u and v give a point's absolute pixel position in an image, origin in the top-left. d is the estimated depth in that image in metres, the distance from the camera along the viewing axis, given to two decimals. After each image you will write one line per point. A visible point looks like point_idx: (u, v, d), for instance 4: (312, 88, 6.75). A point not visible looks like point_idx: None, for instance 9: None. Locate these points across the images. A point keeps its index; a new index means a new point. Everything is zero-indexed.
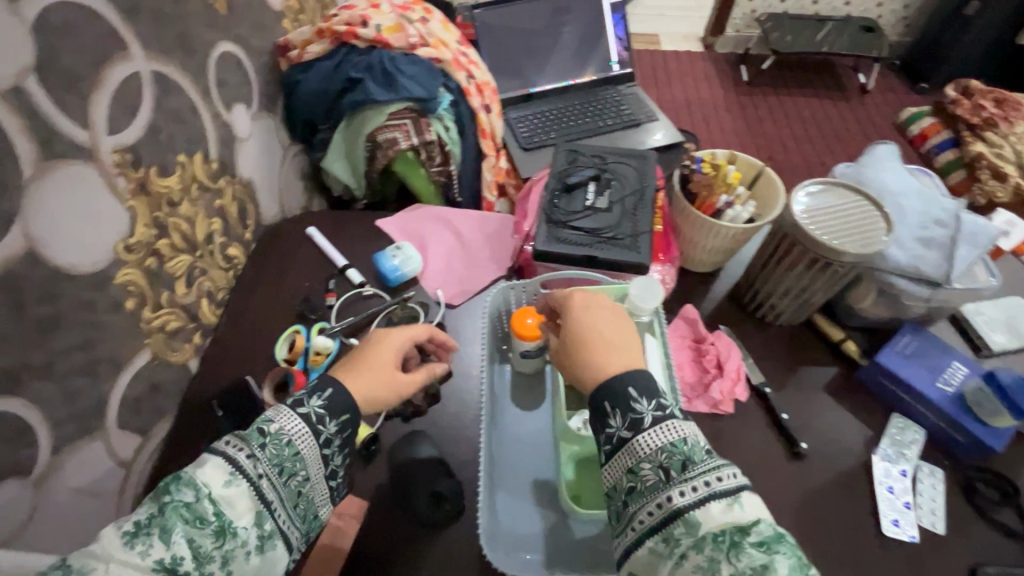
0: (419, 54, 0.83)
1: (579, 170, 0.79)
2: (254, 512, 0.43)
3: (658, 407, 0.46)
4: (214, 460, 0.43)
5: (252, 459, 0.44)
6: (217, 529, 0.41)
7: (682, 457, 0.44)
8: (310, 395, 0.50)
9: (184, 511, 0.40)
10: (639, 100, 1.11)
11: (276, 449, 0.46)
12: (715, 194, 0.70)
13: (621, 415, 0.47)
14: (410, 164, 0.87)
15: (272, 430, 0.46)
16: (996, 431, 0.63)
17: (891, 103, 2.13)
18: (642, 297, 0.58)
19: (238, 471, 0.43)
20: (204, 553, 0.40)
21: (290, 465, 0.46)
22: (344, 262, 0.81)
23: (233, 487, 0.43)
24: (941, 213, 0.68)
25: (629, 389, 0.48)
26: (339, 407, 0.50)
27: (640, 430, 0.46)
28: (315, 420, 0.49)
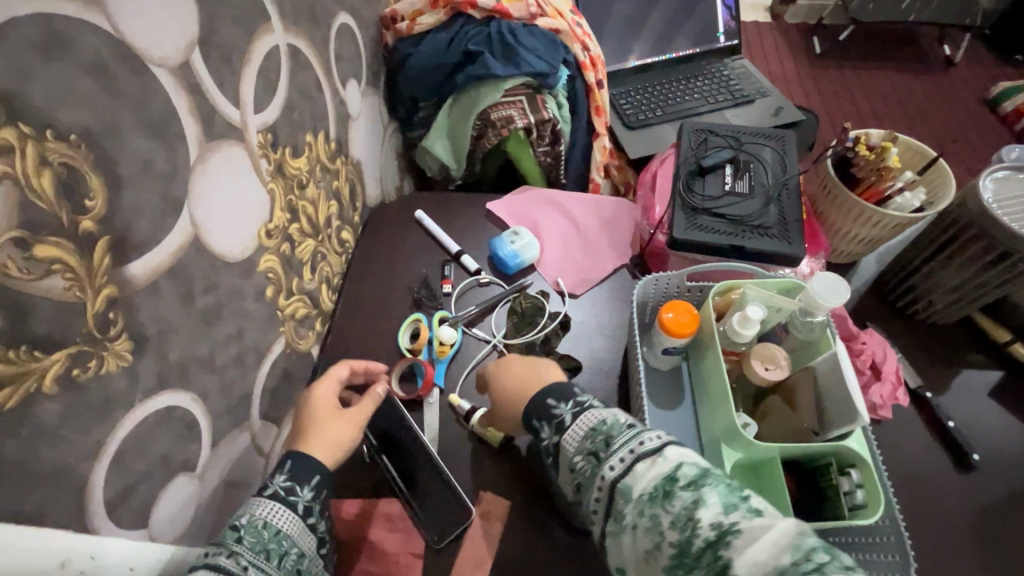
0: (540, 25, 0.77)
1: (712, 151, 0.73)
2: None
3: (574, 404, 0.49)
4: (197, 574, 0.41)
5: (234, 555, 0.42)
6: None
7: (602, 436, 0.45)
8: (272, 474, 0.49)
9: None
10: (749, 74, 1.03)
11: (254, 536, 0.44)
12: (882, 179, 0.64)
13: (545, 424, 0.49)
14: (521, 143, 0.82)
15: (244, 520, 0.45)
16: None
17: (983, 76, 1.98)
18: (828, 297, 0.52)
19: (222, 573, 0.41)
20: None
21: (275, 546, 0.45)
22: (457, 248, 0.77)
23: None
24: None
25: (545, 400, 0.50)
26: (304, 472, 0.49)
27: (564, 428, 0.48)
28: (286, 494, 0.47)
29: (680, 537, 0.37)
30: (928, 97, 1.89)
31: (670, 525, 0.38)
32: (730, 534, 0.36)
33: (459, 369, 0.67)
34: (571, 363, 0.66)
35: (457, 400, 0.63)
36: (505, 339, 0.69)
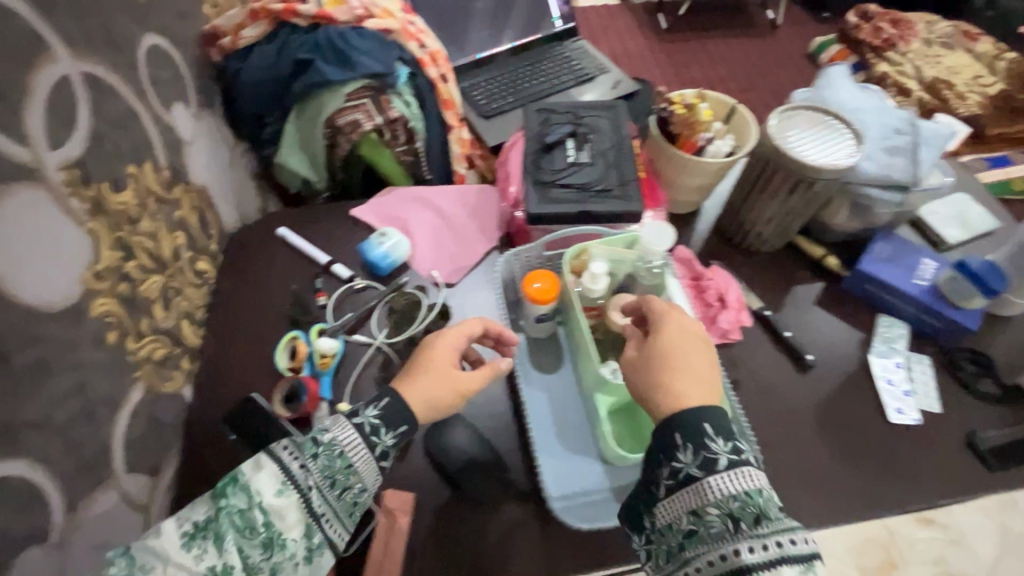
0: (368, 27, 0.77)
1: (554, 128, 0.78)
2: (304, 525, 0.45)
3: (733, 450, 0.45)
4: (270, 467, 0.45)
5: (304, 470, 0.46)
6: (265, 539, 0.44)
7: (756, 511, 0.43)
8: (365, 405, 0.51)
9: (236, 518, 0.44)
10: (588, 54, 1.11)
11: (328, 461, 0.47)
12: (696, 132, 0.71)
13: (692, 452, 0.46)
14: (375, 145, 0.82)
15: (325, 440, 0.48)
16: (968, 312, 0.69)
17: (800, 35, 2.32)
18: (654, 239, 0.60)
19: (289, 481, 0.45)
20: (253, 564, 0.43)
21: (341, 478, 0.48)
22: (327, 258, 0.76)
23: (284, 497, 0.45)
24: (898, 122, 0.71)
25: (703, 425, 0.46)
26: (393, 418, 0.51)
27: (713, 471, 0.45)
28: (369, 431, 0.50)
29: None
30: (763, 58, 2.20)
31: None
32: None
33: (346, 377, 0.67)
34: None
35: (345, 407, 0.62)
36: (387, 339, 0.69)
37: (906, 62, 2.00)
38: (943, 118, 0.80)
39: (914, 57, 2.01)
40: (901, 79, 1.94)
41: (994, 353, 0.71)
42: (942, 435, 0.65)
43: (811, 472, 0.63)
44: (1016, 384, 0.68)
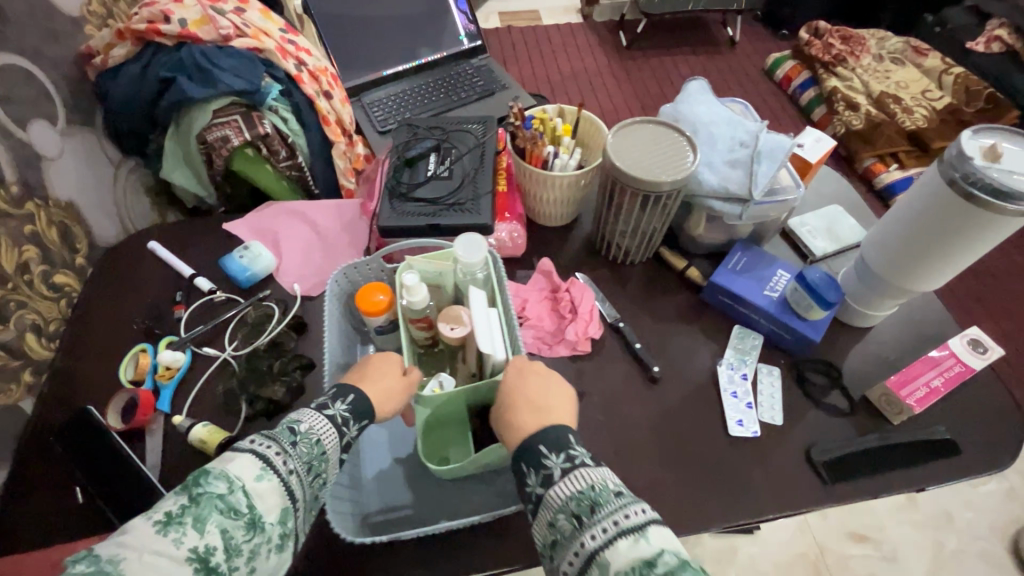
0: (235, 45, 0.79)
1: (419, 142, 0.79)
2: (282, 509, 0.42)
3: (566, 458, 0.47)
4: (245, 456, 0.43)
5: (283, 456, 0.44)
6: (248, 521, 0.40)
7: (589, 501, 0.43)
8: (333, 400, 0.51)
9: (218, 501, 0.39)
10: (492, 71, 1.15)
11: (307, 448, 0.46)
12: (541, 146, 0.73)
13: (533, 471, 0.47)
14: (251, 159, 0.83)
15: (303, 429, 0.47)
16: (815, 324, 0.68)
17: (758, 51, 2.34)
18: (468, 251, 0.60)
19: (268, 466, 0.43)
20: (235, 545, 0.39)
21: (317, 465, 0.46)
22: (190, 271, 0.77)
23: (265, 481, 0.42)
24: (745, 136, 0.72)
25: (537, 447, 0.48)
26: (362, 409, 0.51)
27: (552, 483, 0.46)
28: (341, 422, 0.50)
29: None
30: (720, 73, 2.23)
31: None
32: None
33: (188, 389, 0.67)
34: (302, 360, 0.68)
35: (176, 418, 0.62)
36: (235, 351, 0.69)
37: (855, 76, 1.99)
38: (813, 131, 0.81)
39: (864, 72, 2.00)
40: (849, 94, 1.93)
41: (847, 366, 0.71)
42: (781, 448, 0.65)
43: (641, 486, 0.62)
44: (864, 397, 0.68)
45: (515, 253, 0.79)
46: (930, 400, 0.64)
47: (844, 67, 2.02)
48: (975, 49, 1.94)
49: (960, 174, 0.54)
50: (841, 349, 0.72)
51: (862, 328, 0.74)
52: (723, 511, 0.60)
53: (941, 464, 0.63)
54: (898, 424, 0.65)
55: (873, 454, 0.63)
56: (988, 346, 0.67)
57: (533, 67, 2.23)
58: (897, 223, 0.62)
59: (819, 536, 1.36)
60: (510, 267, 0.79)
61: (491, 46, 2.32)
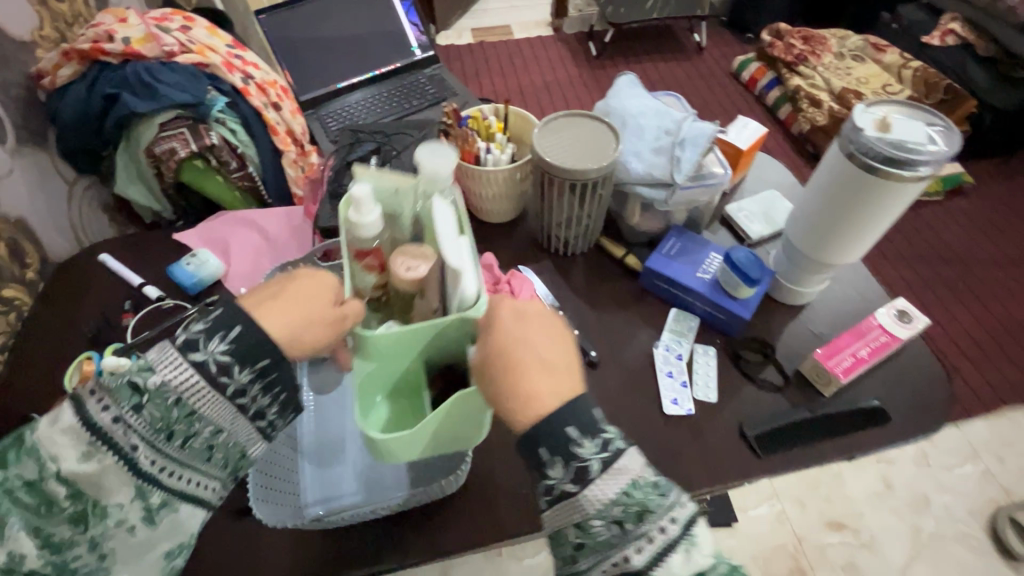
0: (180, 61, 0.82)
1: (360, 146, 0.81)
2: (130, 487, 0.42)
3: (602, 448, 0.40)
4: (72, 429, 0.40)
5: (124, 427, 0.41)
6: (76, 511, 0.41)
7: (638, 509, 0.39)
8: (207, 338, 0.42)
9: (26, 496, 0.40)
10: (444, 80, 1.18)
11: (159, 411, 0.42)
12: (473, 143, 0.75)
13: (563, 465, 0.40)
14: (201, 171, 0.86)
15: (152, 390, 0.41)
16: (744, 302, 0.70)
17: (725, 55, 2.39)
18: (432, 158, 0.50)
19: (94, 445, 0.40)
20: (63, 540, 0.41)
21: (182, 427, 0.43)
22: (140, 280, 0.79)
23: (93, 462, 0.40)
24: (670, 124, 0.74)
25: (566, 431, 0.39)
26: (250, 352, 0.43)
27: (587, 481, 0.40)
28: (216, 371, 0.42)
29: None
30: (688, 77, 2.28)
31: None
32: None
33: None
34: None
35: None
36: None
37: (816, 74, 2.01)
38: (740, 120, 0.85)
39: (826, 70, 2.02)
40: (812, 91, 1.97)
41: (781, 342, 0.72)
42: (714, 425, 0.66)
43: None
44: (797, 371, 0.69)
45: None
46: (856, 369, 0.66)
47: (806, 66, 2.04)
48: (931, 43, 1.93)
49: (855, 146, 0.57)
50: (776, 327, 0.74)
51: (796, 306, 0.75)
52: None
53: (870, 433, 0.65)
54: (828, 396, 0.67)
55: (805, 426, 0.65)
56: (914, 316, 0.70)
57: (504, 80, 2.28)
58: (808, 199, 0.64)
59: (797, 526, 1.27)
60: None
61: (462, 62, 2.36)
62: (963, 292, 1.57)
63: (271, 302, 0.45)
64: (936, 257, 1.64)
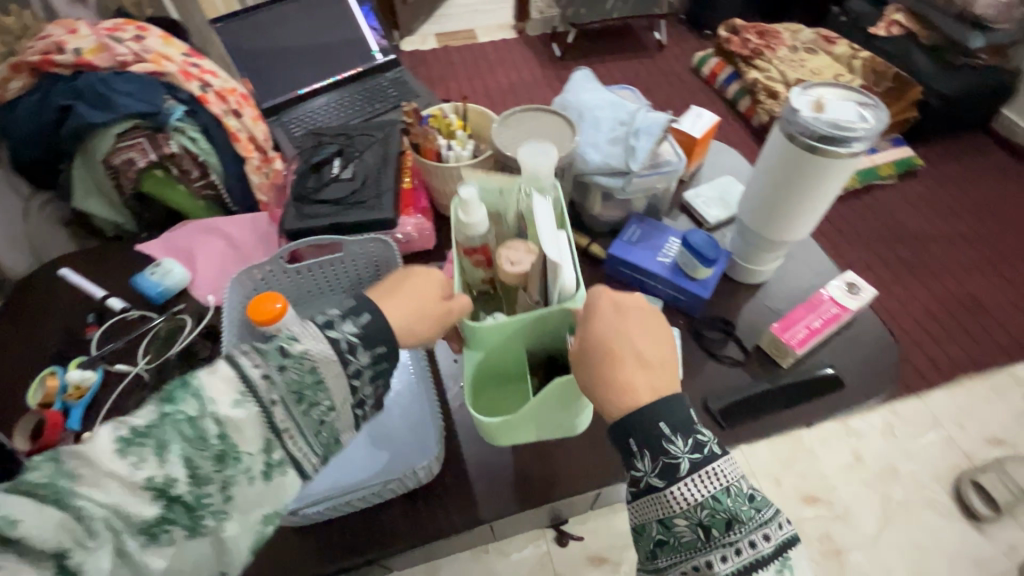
0: (134, 71, 0.81)
1: (323, 149, 0.82)
2: (260, 440, 0.42)
3: (694, 450, 0.45)
4: (224, 375, 0.41)
5: (267, 381, 0.42)
6: (218, 452, 0.39)
7: (725, 516, 0.44)
8: (342, 319, 0.47)
9: (184, 427, 0.38)
10: (406, 83, 1.19)
11: (297, 374, 0.43)
12: (433, 141, 0.77)
13: (653, 460, 0.46)
14: (162, 181, 0.85)
15: (295, 353, 0.43)
16: (704, 282, 0.73)
17: (685, 51, 2.45)
18: (534, 161, 0.63)
19: (248, 391, 0.41)
20: (202, 475, 0.39)
21: (310, 394, 0.44)
22: (102, 292, 0.78)
23: (242, 409, 0.40)
24: (624, 116, 0.77)
25: (661, 429, 0.46)
26: (374, 335, 0.47)
27: (677, 480, 0.45)
28: (345, 348, 0.46)
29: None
30: (650, 74, 2.33)
31: None
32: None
33: (100, 406, 0.67)
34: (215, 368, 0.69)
35: None
36: (147, 365, 0.70)
37: (772, 67, 2.06)
38: (694, 109, 0.88)
39: (781, 62, 2.06)
40: (769, 83, 2.02)
41: (741, 319, 0.75)
42: None
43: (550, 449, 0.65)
44: (756, 346, 0.72)
45: (426, 246, 0.82)
46: (811, 340, 0.70)
47: (762, 60, 2.09)
48: (878, 33, 2.01)
49: (796, 129, 0.60)
50: (736, 305, 0.77)
51: (753, 285, 0.79)
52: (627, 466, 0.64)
53: (829, 400, 0.68)
54: (786, 366, 0.70)
55: (765, 396, 0.68)
56: (862, 287, 0.73)
57: (470, 84, 2.29)
58: (757, 183, 0.67)
59: (774, 502, 1.31)
60: (423, 260, 0.83)
61: (427, 67, 2.37)
62: (919, 268, 1.64)
63: (391, 295, 0.53)
64: (892, 237, 1.71)
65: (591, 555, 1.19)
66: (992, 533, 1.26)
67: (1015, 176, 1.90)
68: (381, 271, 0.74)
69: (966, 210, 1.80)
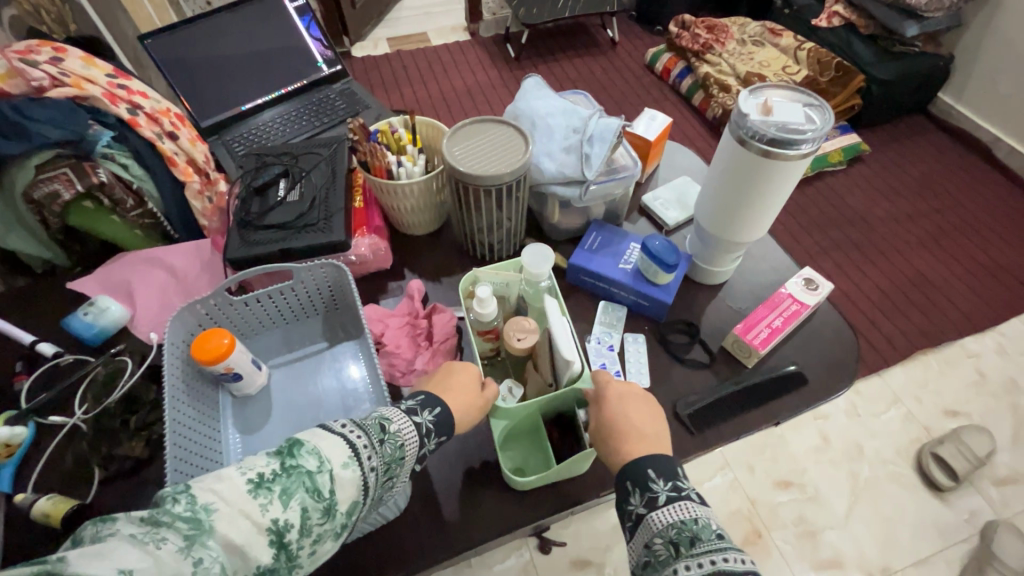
0: (52, 96, 0.75)
1: (267, 170, 0.78)
2: (354, 501, 0.43)
3: (674, 487, 0.48)
4: (335, 439, 0.44)
5: (369, 450, 0.45)
6: (326, 507, 0.41)
7: (690, 534, 0.44)
8: (422, 408, 0.53)
9: (307, 479, 0.40)
10: (354, 94, 1.16)
11: (389, 449, 0.47)
12: (382, 157, 0.74)
13: (639, 492, 0.49)
14: (92, 212, 0.79)
15: (390, 431, 0.48)
16: (665, 287, 0.73)
17: (637, 47, 2.47)
18: (534, 263, 0.63)
19: (354, 455, 0.44)
20: (309, 526, 0.40)
21: (393, 467, 0.47)
22: (31, 337, 0.71)
23: (349, 470, 0.43)
24: (577, 122, 0.76)
25: (646, 469, 0.50)
26: (445, 426, 0.53)
27: (656, 507, 0.48)
28: (423, 432, 0.52)
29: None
30: (605, 71, 2.34)
31: None
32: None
33: (34, 465, 0.62)
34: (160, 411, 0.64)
35: (18, 496, 0.57)
36: (84, 415, 0.64)
37: (722, 61, 2.11)
38: (646, 112, 0.87)
39: (730, 56, 2.12)
40: (721, 77, 2.07)
41: (704, 321, 0.75)
42: None
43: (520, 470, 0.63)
44: (721, 347, 0.73)
45: (382, 265, 0.79)
46: (773, 339, 0.70)
47: (712, 53, 2.14)
48: (820, 25, 2.06)
49: (744, 132, 0.60)
50: (698, 307, 0.77)
51: (715, 286, 0.79)
52: (599, 480, 0.63)
53: (793, 397, 0.68)
54: (751, 367, 0.71)
55: (732, 398, 0.68)
56: (819, 283, 0.75)
57: (424, 88, 2.25)
58: (711, 184, 0.67)
59: (750, 490, 1.33)
60: (381, 280, 0.80)
61: (379, 73, 2.32)
62: (872, 251, 1.69)
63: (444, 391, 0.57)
64: (843, 221, 1.76)
65: (573, 558, 1.18)
66: (954, 501, 1.31)
67: (955, 155, 1.98)
68: (335, 293, 0.72)
69: (912, 191, 1.87)
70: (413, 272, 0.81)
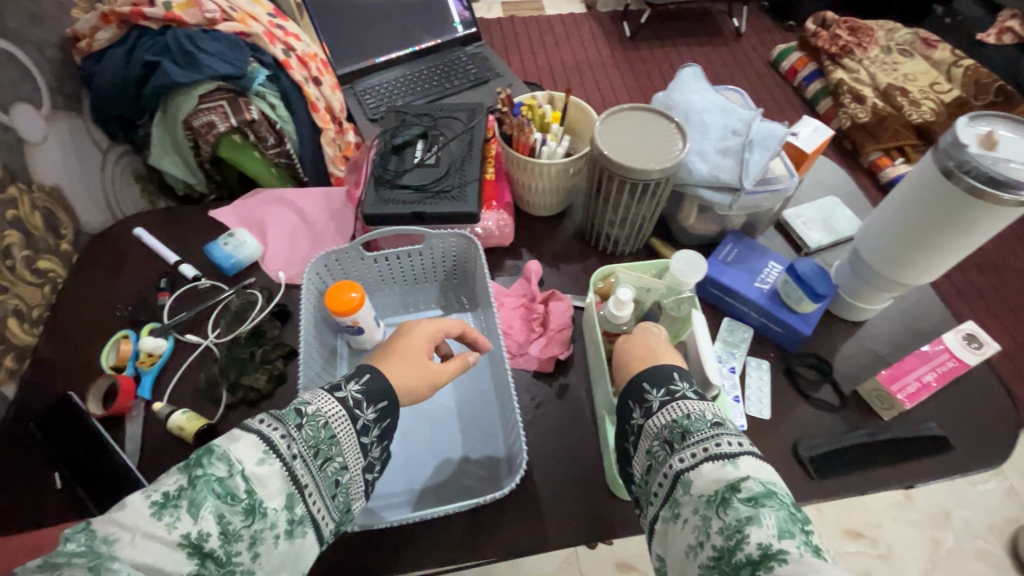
0: (220, 30, 0.79)
1: (406, 129, 0.77)
2: (285, 494, 0.40)
3: (667, 393, 0.48)
4: (248, 436, 0.41)
5: (287, 438, 0.42)
6: (247, 506, 0.38)
7: (680, 428, 0.45)
8: (347, 379, 0.48)
9: (215, 485, 0.37)
10: (486, 59, 1.14)
11: (312, 430, 0.43)
12: (528, 133, 0.72)
13: (640, 410, 0.49)
14: (238, 146, 0.82)
15: (309, 411, 0.44)
16: (805, 316, 0.67)
17: (764, 41, 2.27)
18: (684, 271, 0.60)
19: (271, 449, 0.41)
20: (233, 531, 0.37)
21: (325, 448, 0.43)
22: (176, 258, 0.77)
23: (267, 465, 0.40)
24: (737, 124, 0.70)
25: (639, 384, 0.50)
26: (377, 392, 0.48)
27: (652, 414, 0.48)
28: (353, 405, 0.46)
29: (724, 543, 0.38)
30: (725, 63, 2.18)
31: (718, 529, 0.39)
32: (775, 560, 0.36)
33: (168, 378, 0.67)
34: (284, 349, 0.68)
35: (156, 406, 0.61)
36: (217, 338, 0.69)
37: (861, 68, 1.89)
38: (809, 121, 0.80)
39: (872, 64, 1.90)
40: (856, 86, 1.84)
41: (838, 360, 0.69)
42: (768, 441, 0.63)
43: None
44: (854, 391, 0.67)
45: (502, 242, 0.78)
46: (920, 395, 0.64)
47: (851, 58, 1.92)
48: (986, 41, 1.83)
49: (955, 162, 0.53)
50: (833, 343, 0.71)
51: (854, 323, 0.72)
52: None
53: (932, 462, 0.62)
54: (888, 420, 0.64)
55: (863, 449, 0.62)
56: (984, 341, 0.67)
57: (530, 59, 2.19)
58: (891, 215, 0.60)
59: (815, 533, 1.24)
60: (498, 256, 0.79)
61: (489, 37, 2.28)
62: None
63: (389, 358, 0.52)
64: None
65: (617, 561, 1.16)
66: None
67: None
68: (458, 262, 0.72)
69: None
70: (529, 254, 0.80)
